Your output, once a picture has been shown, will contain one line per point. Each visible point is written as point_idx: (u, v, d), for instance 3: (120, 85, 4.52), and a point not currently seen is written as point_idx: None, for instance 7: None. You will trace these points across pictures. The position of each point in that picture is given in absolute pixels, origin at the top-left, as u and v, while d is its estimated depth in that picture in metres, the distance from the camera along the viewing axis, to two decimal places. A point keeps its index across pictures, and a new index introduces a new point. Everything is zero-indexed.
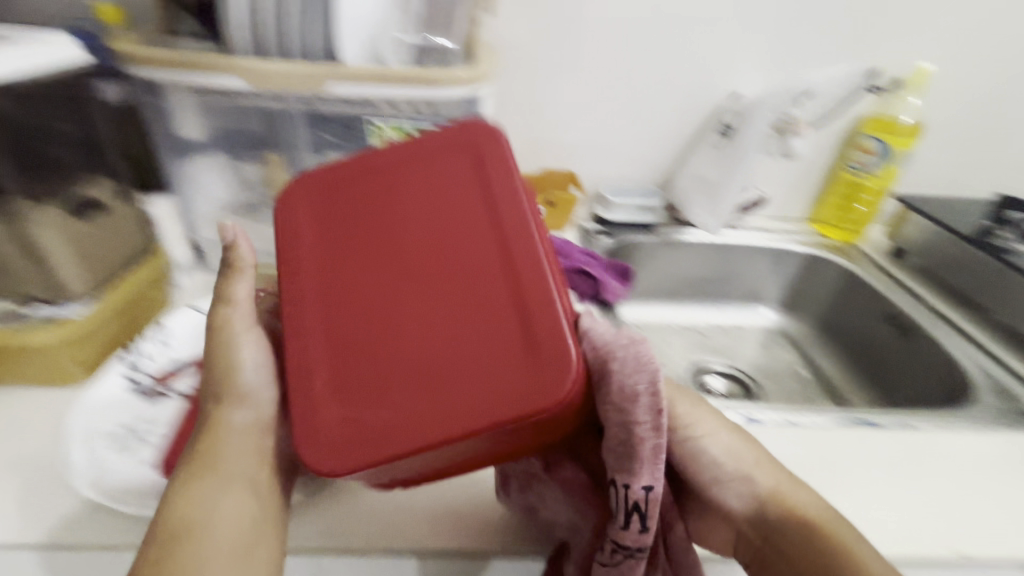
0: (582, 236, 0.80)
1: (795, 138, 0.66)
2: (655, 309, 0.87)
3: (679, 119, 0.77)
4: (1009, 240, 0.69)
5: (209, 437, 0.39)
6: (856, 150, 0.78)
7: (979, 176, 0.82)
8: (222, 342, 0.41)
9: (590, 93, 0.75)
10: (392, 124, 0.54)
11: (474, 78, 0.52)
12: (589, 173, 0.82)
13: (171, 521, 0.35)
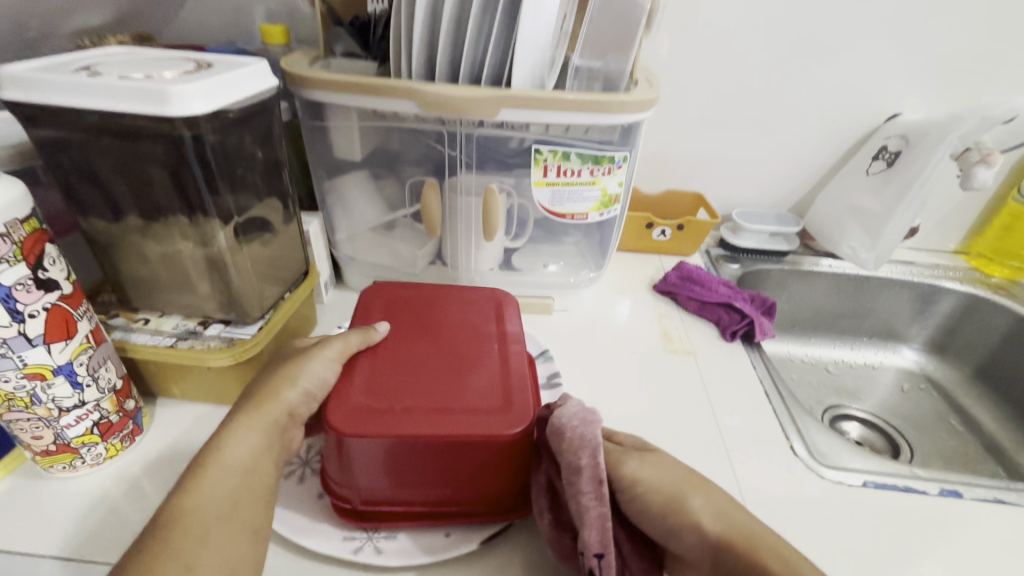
0: (709, 261, 0.75)
1: (984, 169, 0.58)
2: (785, 342, 0.80)
3: (825, 141, 0.72)
4: None
5: (263, 397, 0.38)
6: None
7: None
8: (282, 380, 0.38)
9: (730, 112, 0.71)
10: (556, 148, 0.51)
11: (646, 105, 0.49)
12: (717, 195, 0.77)
13: (211, 461, 0.34)
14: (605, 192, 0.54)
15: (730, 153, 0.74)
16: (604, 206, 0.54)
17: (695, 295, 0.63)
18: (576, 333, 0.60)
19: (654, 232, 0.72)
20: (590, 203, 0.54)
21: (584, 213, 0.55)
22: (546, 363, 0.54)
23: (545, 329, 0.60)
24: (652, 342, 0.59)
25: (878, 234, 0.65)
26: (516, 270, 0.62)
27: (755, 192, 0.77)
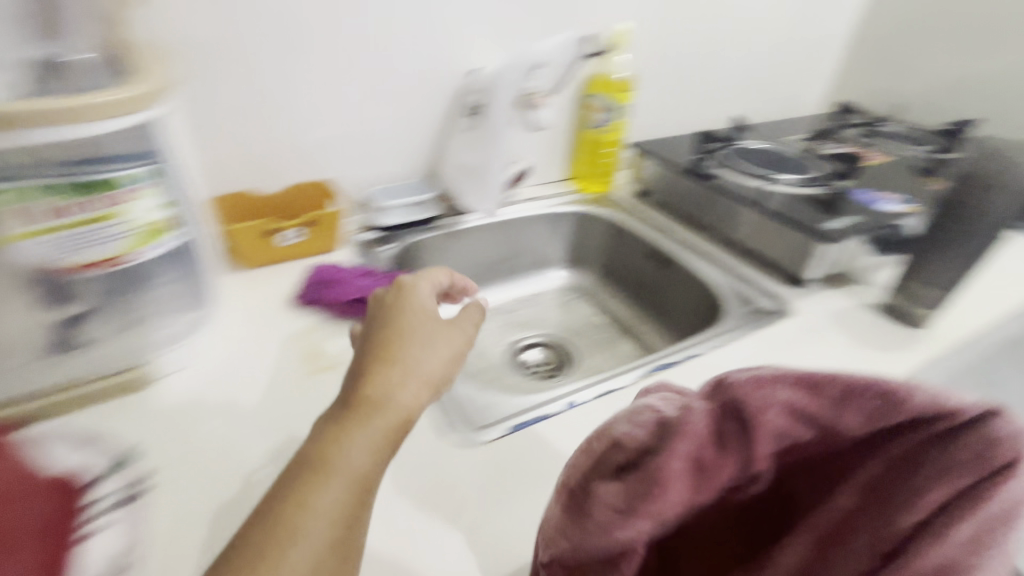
0: (360, 250, 0.70)
1: (535, 111, 0.67)
2: (465, 301, 0.84)
3: (424, 106, 0.74)
4: (714, 167, 0.82)
5: (377, 371, 0.36)
6: (589, 111, 0.86)
7: (688, 118, 0.96)
8: (395, 348, 0.38)
9: (318, 92, 0.67)
10: (12, 188, 0.37)
11: (134, 104, 0.40)
12: (345, 178, 0.74)
13: (334, 446, 0.32)
14: (139, 223, 0.41)
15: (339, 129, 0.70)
16: (150, 239, 0.43)
17: (335, 299, 0.57)
18: (195, 392, 0.49)
19: (280, 238, 0.63)
20: (121, 240, 0.41)
21: (121, 255, 0.42)
22: (133, 468, 0.42)
23: (149, 405, 0.47)
24: (292, 368, 0.52)
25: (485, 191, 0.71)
26: (82, 346, 0.47)
27: (385, 165, 0.76)
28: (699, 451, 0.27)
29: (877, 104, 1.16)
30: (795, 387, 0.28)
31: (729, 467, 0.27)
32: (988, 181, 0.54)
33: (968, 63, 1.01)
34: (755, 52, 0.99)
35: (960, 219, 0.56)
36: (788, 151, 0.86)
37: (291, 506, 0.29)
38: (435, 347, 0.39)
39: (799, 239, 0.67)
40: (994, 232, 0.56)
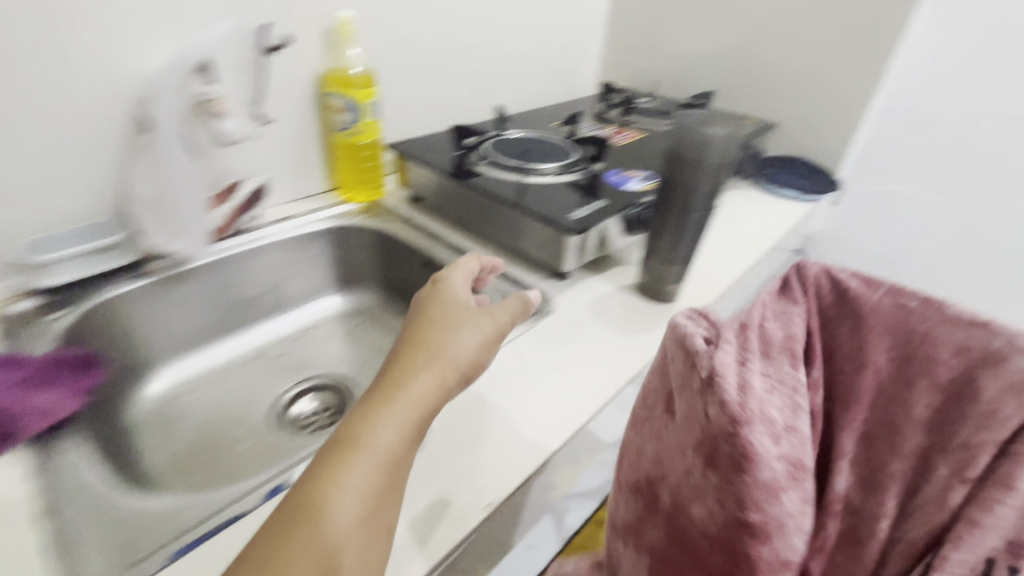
0: (12, 328, 0.54)
1: (222, 119, 0.61)
2: (208, 356, 0.71)
3: (86, 127, 0.58)
4: (475, 163, 0.77)
5: (407, 369, 0.40)
6: (331, 111, 0.76)
7: (449, 111, 0.92)
8: (425, 339, 0.43)
9: None
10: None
11: None
12: None
13: (353, 436, 0.35)
14: None
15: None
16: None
17: None
18: None
19: None
20: None
21: None
22: None
23: None
24: None
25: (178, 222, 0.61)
26: None
27: (36, 209, 0.58)
28: (783, 339, 0.42)
29: (638, 81, 1.23)
30: (849, 287, 0.43)
31: (789, 364, 0.41)
32: (700, 165, 0.54)
33: (697, 40, 1.10)
34: (507, 37, 0.96)
35: (684, 205, 0.57)
36: (544, 139, 0.85)
37: (319, 496, 0.32)
38: (463, 341, 0.44)
39: (551, 233, 0.65)
40: (706, 206, 0.57)
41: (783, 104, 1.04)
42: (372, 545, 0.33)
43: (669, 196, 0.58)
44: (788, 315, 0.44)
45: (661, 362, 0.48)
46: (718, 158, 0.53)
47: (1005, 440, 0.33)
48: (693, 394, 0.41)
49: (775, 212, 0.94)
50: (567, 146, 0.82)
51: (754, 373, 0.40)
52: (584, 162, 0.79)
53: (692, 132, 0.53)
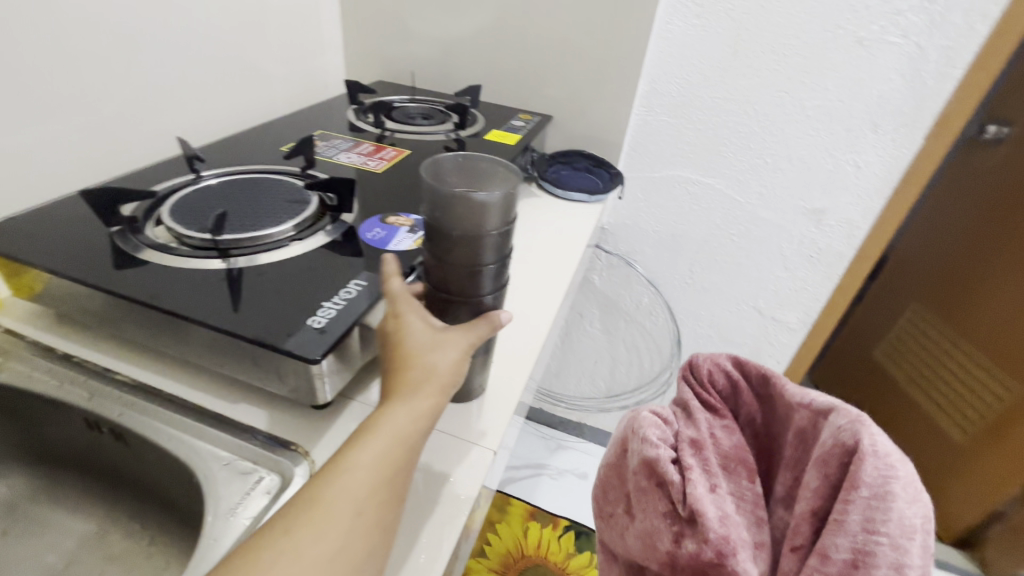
0: None
1: None
2: None
3: None
4: (142, 249, 0.49)
5: (400, 358, 0.38)
6: None
7: (91, 152, 0.60)
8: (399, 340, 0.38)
9: None
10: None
11: None
12: None
13: (369, 423, 0.35)
14: None
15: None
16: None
17: None
18: None
19: None
20: None
21: None
22: None
23: None
24: None
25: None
26: None
27: None
28: (731, 444, 0.49)
29: (394, 73, 1.01)
30: (732, 378, 0.53)
31: (748, 478, 0.47)
32: (479, 241, 0.38)
33: (449, 22, 0.93)
34: (170, 28, 0.65)
35: (472, 292, 0.40)
36: (264, 183, 0.60)
37: (320, 488, 0.32)
38: (451, 338, 0.39)
39: (279, 359, 0.42)
40: (496, 285, 0.41)
41: (553, 94, 0.95)
42: (386, 519, 0.32)
43: (446, 284, 0.41)
44: (728, 428, 0.50)
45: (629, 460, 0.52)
46: (497, 225, 0.37)
47: (821, 510, 0.40)
48: (670, 519, 0.45)
49: (570, 222, 0.84)
50: (300, 192, 0.59)
51: (718, 490, 0.45)
52: (326, 214, 0.57)
53: (457, 199, 0.36)
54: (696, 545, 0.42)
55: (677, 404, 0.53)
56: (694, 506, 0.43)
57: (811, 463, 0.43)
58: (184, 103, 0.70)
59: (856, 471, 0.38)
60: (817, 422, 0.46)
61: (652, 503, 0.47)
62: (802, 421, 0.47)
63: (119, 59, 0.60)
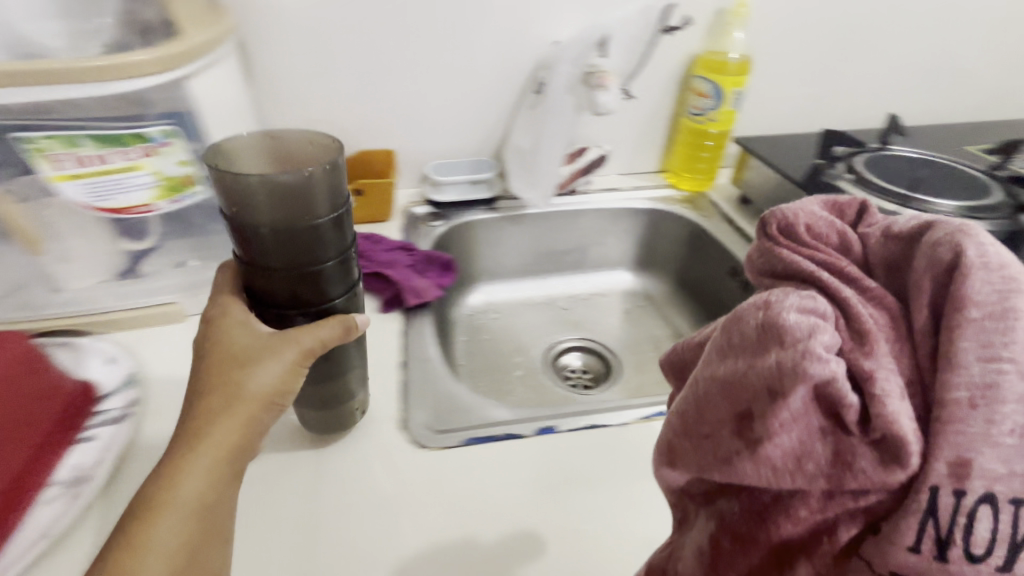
0: (410, 225, 0.79)
1: (602, 91, 0.70)
2: (509, 288, 0.86)
3: (504, 66, 0.77)
4: (837, 178, 0.65)
5: (205, 371, 0.37)
6: (693, 94, 0.77)
7: (813, 111, 0.83)
8: (225, 358, 0.37)
9: (396, 64, 0.74)
10: (52, 134, 0.45)
11: (158, 66, 0.45)
12: (415, 146, 0.82)
13: (188, 434, 0.35)
14: (166, 176, 0.50)
15: (405, 94, 0.77)
16: (167, 193, 0.51)
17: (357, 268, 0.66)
18: None
19: None
20: (150, 190, 0.50)
21: (152, 203, 0.51)
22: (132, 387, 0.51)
23: (165, 337, 0.57)
24: None
25: (534, 166, 0.79)
26: (137, 276, 0.58)
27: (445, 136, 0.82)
28: (827, 230, 0.29)
29: None
30: (796, 234, 0.29)
31: (851, 344, 0.25)
32: (307, 232, 0.37)
33: None
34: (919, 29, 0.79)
35: (312, 295, 0.39)
36: (945, 167, 0.67)
37: (162, 485, 0.33)
38: (259, 372, 0.37)
39: None
40: (347, 284, 0.41)
41: None
42: (202, 533, 0.34)
43: (274, 292, 0.39)
44: (864, 290, 0.26)
45: (699, 393, 0.28)
46: (325, 212, 0.37)
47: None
48: (723, 521, 0.28)
49: None
50: (982, 185, 0.63)
51: (884, 367, 0.23)
52: (1004, 209, 0.59)
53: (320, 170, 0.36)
54: (787, 466, 0.24)
55: (769, 262, 0.29)
56: (774, 441, 0.24)
57: (921, 302, 0.24)
58: (887, 91, 0.84)
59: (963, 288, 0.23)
60: (930, 253, 0.24)
61: (694, 453, 0.28)
62: (858, 253, 0.28)
63: (877, 34, 0.78)
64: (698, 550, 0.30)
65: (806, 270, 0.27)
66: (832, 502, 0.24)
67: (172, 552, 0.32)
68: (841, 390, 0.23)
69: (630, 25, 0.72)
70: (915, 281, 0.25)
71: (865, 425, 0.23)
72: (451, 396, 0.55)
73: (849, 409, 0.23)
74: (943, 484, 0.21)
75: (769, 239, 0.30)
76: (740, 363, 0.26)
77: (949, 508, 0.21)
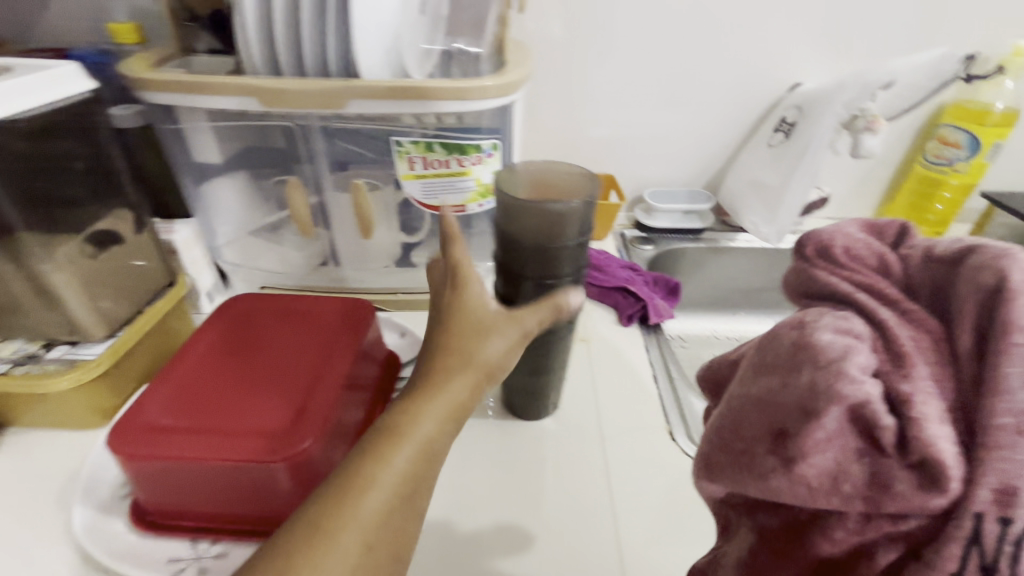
0: (624, 246, 0.92)
1: (870, 134, 0.76)
2: (697, 322, 0.94)
3: (732, 107, 0.88)
4: None
5: (442, 332, 0.45)
6: (940, 143, 0.81)
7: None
8: (460, 323, 0.45)
9: (643, 98, 0.87)
10: (417, 142, 0.67)
11: (499, 92, 0.61)
12: (634, 173, 0.95)
13: (429, 381, 0.42)
14: (480, 183, 0.70)
15: (637, 132, 0.90)
16: (476, 196, 0.71)
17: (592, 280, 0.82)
18: None
19: None
20: (469, 193, 0.70)
21: (466, 203, 0.71)
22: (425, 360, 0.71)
23: None
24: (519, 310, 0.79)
25: (776, 203, 0.83)
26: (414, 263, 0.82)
27: (669, 166, 0.95)
28: (867, 252, 0.34)
29: None
30: (836, 260, 0.34)
31: (884, 368, 0.29)
32: (556, 251, 0.48)
33: None
34: None
35: None
36: None
37: (402, 421, 0.40)
38: (491, 340, 0.44)
39: None
40: (570, 298, 0.53)
41: None
42: (427, 466, 0.39)
43: (519, 295, 0.52)
44: (907, 313, 0.31)
45: (733, 409, 0.35)
46: (573, 239, 0.49)
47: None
48: (764, 531, 0.34)
49: None
50: None
51: (921, 389, 0.28)
52: None
53: (578, 204, 0.47)
54: (824, 485, 0.29)
55: (811, 282, 0.35)
56: (809, 461, 0.29)
57: (962, 328, 0.28)
58: None
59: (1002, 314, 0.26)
60: (971, 278, 0.28)
61: (733, 463, 0.34)
62: (898, 274, 0.33)
63: None
64: (743, 555, 0.36)
65: (848, 292, 0.33)
66: (871, 524, 0.29)
67: (402, 483, 0.37)
68: (874, 411, 0.27)
69: (917, 72, 0.74)
70: (960, 305, 0.29)
71: (902, 448, 0.27)
72: (632, 386, 0.68)
73: (884, 431, 0.27)
74: (989, 511, 0.26)
75: (808, 261, 0.36)
76: (776, 379, 0.32)
77: (995, 534, 0.26)
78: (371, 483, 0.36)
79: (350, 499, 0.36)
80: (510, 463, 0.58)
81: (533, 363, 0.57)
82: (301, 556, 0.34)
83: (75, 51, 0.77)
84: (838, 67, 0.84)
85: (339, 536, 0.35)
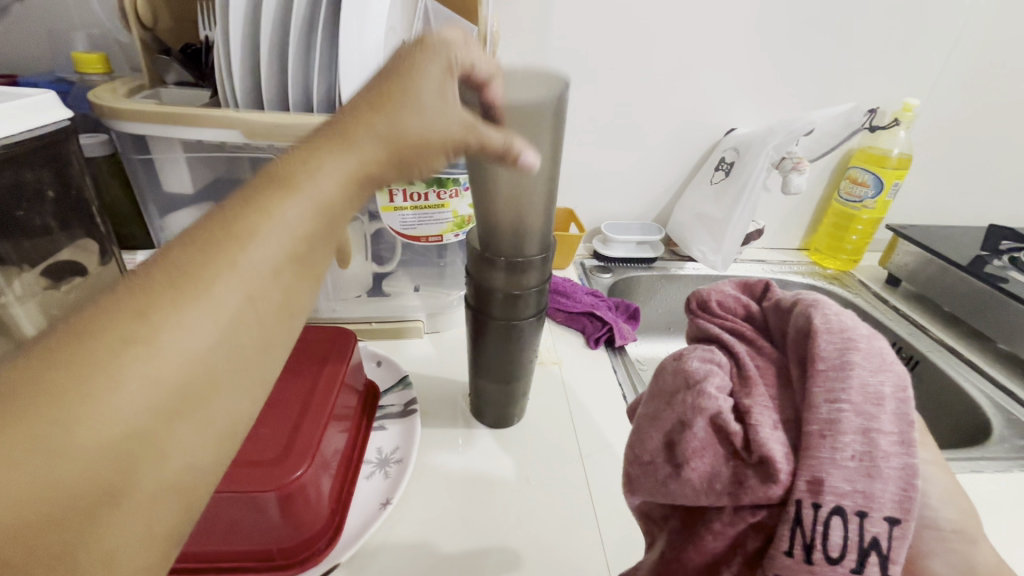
0: (584, 274, 0.98)
1: (796, 174, 0.85)
2: (651, 346, 0.99)
3: (676, 148, 0.98)
4: (1003, 269, 0.82)
5: (374, 90, 0.32)
6: (851, 182, 0.93)
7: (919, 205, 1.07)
8: (396, 88, 0.32)
9: (598, 140, 0.95)
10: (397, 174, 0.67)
11: None
12: (589, 207, 1.03)
13: (339, 138, 0.31)
14: (457, 216, 0.72)
15: (592, 169, 0.99)
16: (454, 227, 0.73)
17: (559, 306, 0.87)
18: (434, 337, 0.84)
19: None
20: (445, 225, 0.72)
21: (443, 235, 0.73)
22: (405, 390, 0.70)
23: (404, 349, 0.81)
24: None
25: (720, 234, 0.93)
26: (386, 295, 0.82)
27: (620, 203, 1.04)
28: (736, 302, 0.42)
29: None
30: (709, 304, 0.42)
31: (739, 389, 0.36)
32: (520, 264, 0.53)
33: None
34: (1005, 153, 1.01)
35: (513, 315, 0.56)
36: None
37: (290, 176, 0.29)
38: (419, 122, 0.32)
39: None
40: (537, 307, 0.57)
41: None
42: (305, 254, 0.29)
43: (492, 310, 0.57)
44: (757, 352, 0.38)
45: (634, 427, 0.40)
46: (536, 251, 0.53)
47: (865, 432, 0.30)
48: (668, 539, 0.37)
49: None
50: None
51: (761, 404, 0.34)
52: None
53: (540, 216, 0.51)
54: (703, 486, 0.34)
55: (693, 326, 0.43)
56: (691, 465, 0.34)
57: (794, 359, 0.35)
58: (971, 198, 1.07)
59: (811, 346, 0.33)
60: (793, 322, 0.36)
61: (638, 477, 0.38)
62: (759, 319, 0.41)
63: (969, 158, 1.02)
64: (649, 560, 0.39)
65: (716, 333, 0.40)
66: (738, 516, 0.33)
67: (274, 254, 0.28)
68: (725, 421, 0.33)
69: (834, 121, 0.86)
70: (788, 345, 0.36)
71: (747, 448, 0.32)
72: (589, 404, 0.73)
73: (733, 435, 0.33)
74: (804, 498, 0.30)
75: (692, 312, 0.44)
76: (662, 401, 0.38)
77: (810, 517, 0.29)
78: (255, 230, 0.27)
79: (223, 248, 0.26)
80: (470, 482, 0.61)
81: (502, 372, 0.61)
82: (153, 301, 0.24)
83: (26, 79, 0.79)
84: (764, 115, 0.96)
85: (212, 281, 0.25)
